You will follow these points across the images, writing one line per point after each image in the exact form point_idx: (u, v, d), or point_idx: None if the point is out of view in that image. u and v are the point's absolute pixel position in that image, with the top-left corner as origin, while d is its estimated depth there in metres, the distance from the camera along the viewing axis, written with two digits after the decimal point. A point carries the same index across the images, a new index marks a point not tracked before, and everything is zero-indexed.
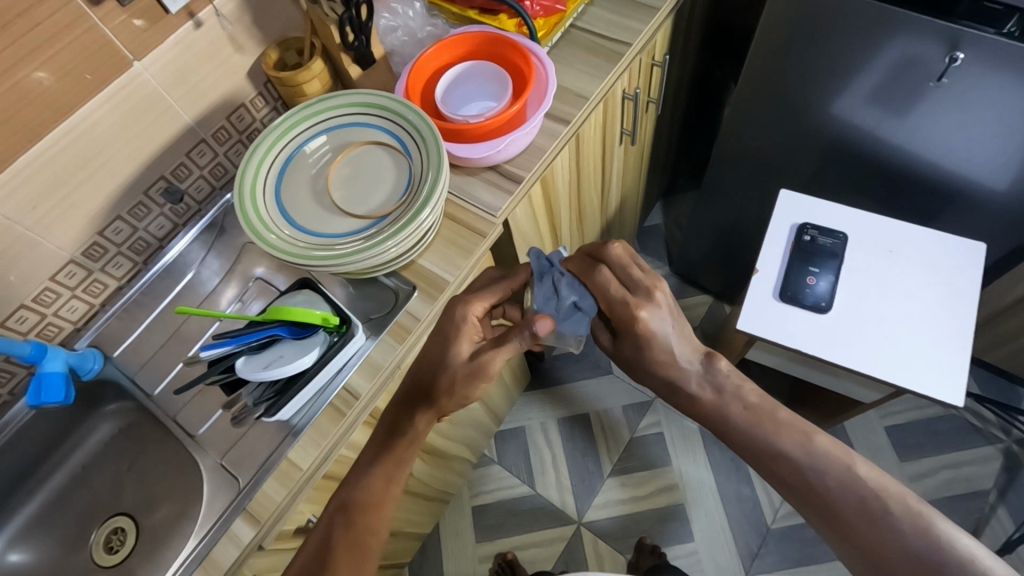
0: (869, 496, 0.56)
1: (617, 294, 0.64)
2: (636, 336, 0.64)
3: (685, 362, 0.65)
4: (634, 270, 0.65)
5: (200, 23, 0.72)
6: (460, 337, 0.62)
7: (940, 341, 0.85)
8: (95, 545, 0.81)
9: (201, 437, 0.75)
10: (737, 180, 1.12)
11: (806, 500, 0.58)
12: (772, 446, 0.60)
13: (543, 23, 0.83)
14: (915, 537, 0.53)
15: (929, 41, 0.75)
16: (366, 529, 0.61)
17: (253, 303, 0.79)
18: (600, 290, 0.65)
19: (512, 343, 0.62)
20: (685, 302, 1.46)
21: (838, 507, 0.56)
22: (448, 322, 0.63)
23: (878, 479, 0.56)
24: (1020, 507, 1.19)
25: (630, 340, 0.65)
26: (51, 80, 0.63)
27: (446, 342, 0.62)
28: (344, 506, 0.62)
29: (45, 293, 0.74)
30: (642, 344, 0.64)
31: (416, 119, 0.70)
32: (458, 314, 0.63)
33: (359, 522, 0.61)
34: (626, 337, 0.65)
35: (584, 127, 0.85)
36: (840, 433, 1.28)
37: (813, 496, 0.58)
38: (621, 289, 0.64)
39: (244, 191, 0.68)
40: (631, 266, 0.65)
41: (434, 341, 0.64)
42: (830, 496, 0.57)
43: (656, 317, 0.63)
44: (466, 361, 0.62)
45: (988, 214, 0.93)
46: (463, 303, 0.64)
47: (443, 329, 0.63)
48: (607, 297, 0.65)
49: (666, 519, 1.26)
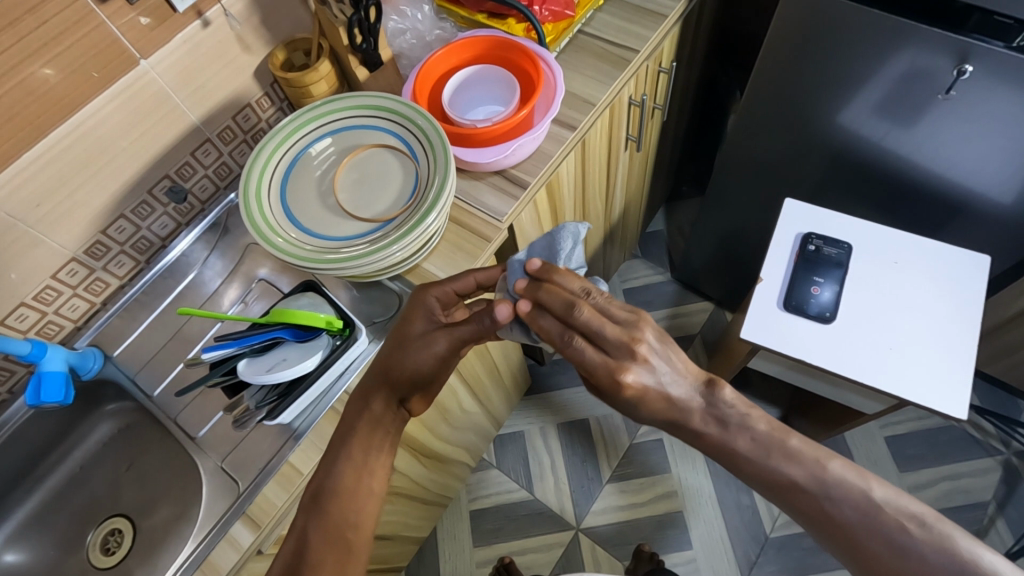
0: (886, 521, 0.50)
1: (601, 358, 0.53)
2: (627, 397, 0.53)
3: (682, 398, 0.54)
4: (608, 326, 0.53)
5: (207, 23, 0.72)
6: (417, 317, 0.62)
7: (945, 354, 0.85)
8: (92, 546, 0.80)
9: (200, 440, 0.74)
10: (742, 189, 1.12)
11: (822, 529, 0.52)
12: (785, 474, 0.52)
13: (552, 28, 0.83)
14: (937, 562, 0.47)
15: (939, 54, 0.75)
16: (347, 524, 0.57)
17: (255, 304, 0.78)
18: (576, 359, 0.54)
19: (470, 324, 0.58)
20: (686, 308, 1.46)
21: (857, 536, 0.50)
22: (410, 306, 0.64)
23: (896, 501, 0.50)
24: (1018, 520, 1.19)
25: (620, 399, 0.53)
26: (56, 77, 0.63)
27: (407, 320, 0.62)
28: (318, 501, 0.59)
29: (46, 291, 0.73)
30: (633, 404, 0.53)
31: (424, 124, 0.70)
32: (419, 298, 0.64)
33: (340, 518, 0.57)
34: (612, 397, 0.54)
35: (591, 133, 0.85)
36: (840, 443, 1.28)
37: (822, 521, 0.51)
38: (600, 351, 0.53)
39: (249, 193, 0.68)
40: (600, 328, 0.53)
41: (397, 324, 0.64)
42: (847, 525, 0.50)
43: (647, 369, 0.53)
44: (419, 335, 0.61)
45: (991, 227, 0.93)
46: (425, 290, 0.64)
47: (409, 311, 0.64)
48: (587, 363, 0.53)
49: (664, 526, 1.26)
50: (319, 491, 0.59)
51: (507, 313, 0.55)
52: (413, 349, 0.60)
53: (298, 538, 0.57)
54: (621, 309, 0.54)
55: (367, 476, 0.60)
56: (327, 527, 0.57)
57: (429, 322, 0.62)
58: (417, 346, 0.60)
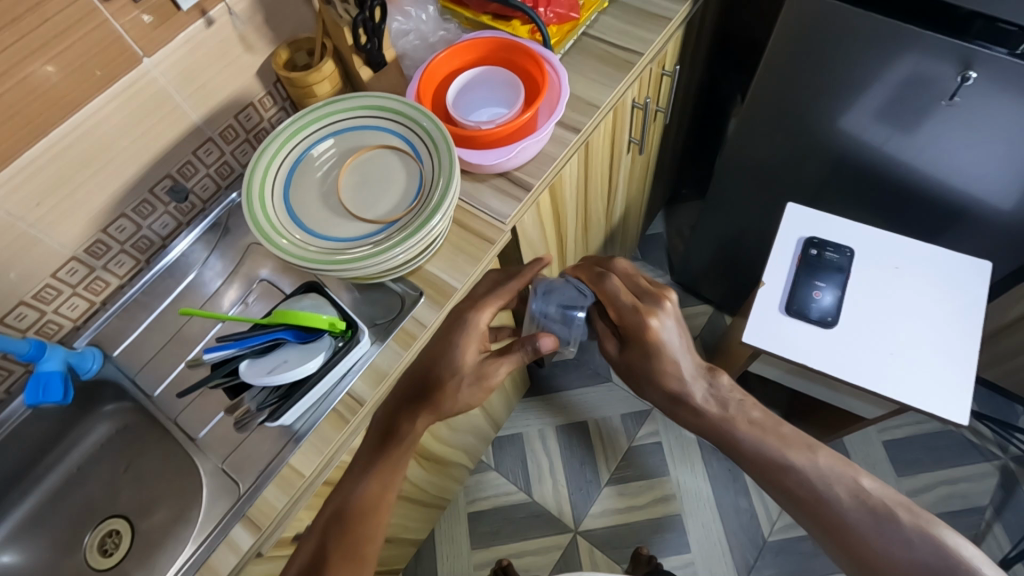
0: (876, 508, 0.56)
1: (629, 300, 0.63)
2: (646, 342, 0.62)
3: (688, 376, 0.63)
4: (642, 280, 0.66)
5: (211, 21, 0.71)
6: (467, 342, 0.62)
7: (945, 360, 0.85)
8: (89, 548, 0.79)
9: (200, 441, 0.73)
10: (743, 194, 1.12)
11: (812, 515, 0.58)
12: None
13: (556, 30, 0.84)
14: (920, 546, 0.54)
15: (941, 61, 0.75)
16: (364, 536, 0.59)
17: (256, 305, 0.77)
18: (609, 297, 0.64)
19: (517, 356, 0.62)
20: (685, 311, 1.46)
21: (846, 519, 0.56)
22: (458, 328, 0.63)
23: (883, 490, 0.57)
24: (1015, 524, 1.19)
25: (640, 349, 0.63)
26: (59, 75, 0.63)
27: (452, 346, 0.62)
28: (339, 515, 0.60)
29: (45, 290, 0.72)
30: (652, 353, 0.63)
31: (428, 125, 0.70)
32: (470, 320, 0.63)
33: (358, 530, 0.59)
34: (634, 345, 0.64)
35: (594, 135, 0.85)
36: (838, 447, 1.28)
37: (812, 507, 0.58)
38: (630, 298, 0.64)
39: (252, 196, 0.68)
40: (636, 278, 0.66)
41: (438, 345, 0.63)
42: (837, 510, 0.57)
43: (668, 323, 0.62)
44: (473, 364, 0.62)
45: (992, 233, 0.94)
46: (474, 310, 0.63)
47: (450, 336, 0.63)
48: (618, 305, 0.64)
49: (663, 530, 1.25)
50: (341, 507, 0.60)
51: (549, 344, 0.61)
52: (464, 380, 0.61)
53: (316, 544, 0.60)
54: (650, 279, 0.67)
55: (381, 487, 0.60)
56: (345, 536, 0.59)
57: (476, 349, 0.62)
58: (470, 374, 0.61)
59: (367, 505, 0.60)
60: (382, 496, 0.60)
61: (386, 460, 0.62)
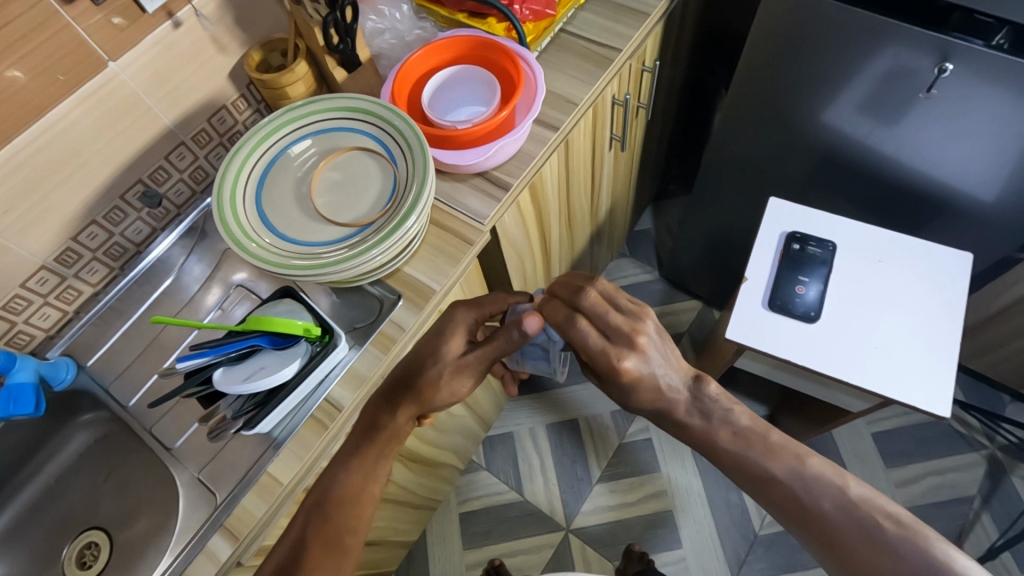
0: (865, 519, 0.55)
1: (601, 342, 0.59)
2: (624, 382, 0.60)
3: (671, 391, 0.61)
4: (614, 316, 0.59)
5: (179, 23, 0.70)
6: (453, 333, 0.64)
7: (930, 353, 0.85)
8: (68, 560, 0.78)
9: (177, 450, 0.72)
10: (727, 188, 1.12)
11: (804, 523, 0.57)
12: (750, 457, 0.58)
13: (532, 27, 0.82)
14: (911, 557, 0.52)
15: (918, 52, 0.75)
16: (344, 528, 0.59)
17: (234, 309, 0.76)
18: (579, 343, 0.60)
19: (500, 342, 0.62)
20: (673, 307, 1.46)
21: (833, 525, 0.56)
22: (444, 322, 0.65)
23: (871, 500, 0.56)
24: (1003, 513, 1.20)
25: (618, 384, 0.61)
26: (24, 79, 0.61)
27: (439, 340, 0.64)
28: (321, 502, 0.60)
29: (15, 300, 0.71)
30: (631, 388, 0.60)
31: (402, 125, 0.69)
32: (456, 316, 0.65)
33: (339, 521, 0.60)
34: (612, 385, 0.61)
35: (574, 133, 0.84)
36: (826, 440, 1.28)
37: (799, 512, 0.57)
38: (602, 339, 0.59)
39: (223, 200, 0.66)
40: (608, 315, 0.59)
41: (426, 340, 0.65)
42: (826, 517, 0.56)
43: (647, 349, 0.60)
44: (456, 356, 0.63)
45: (974, 225, 0.94)
46: (464, 307, 0.66)
47: (438, 330, 0.65)
48: (590, 347, 0.59)
49: (654, 526, 1.25)
50: (321, 497, 0.61)
51: (535, 323, 0.59)
52: (446, 369, 0.63)
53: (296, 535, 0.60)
54: (625, 302, 0.61)
55: (365, 478, 0.61)
56: (325, 530, 0.59)
57: (462, 342, 0.64)
58: (452, 365, 0.63)
59: (354, 501, 0.60)
60: (364, 486, 0.61)
61: (373, 457, 0.62)
